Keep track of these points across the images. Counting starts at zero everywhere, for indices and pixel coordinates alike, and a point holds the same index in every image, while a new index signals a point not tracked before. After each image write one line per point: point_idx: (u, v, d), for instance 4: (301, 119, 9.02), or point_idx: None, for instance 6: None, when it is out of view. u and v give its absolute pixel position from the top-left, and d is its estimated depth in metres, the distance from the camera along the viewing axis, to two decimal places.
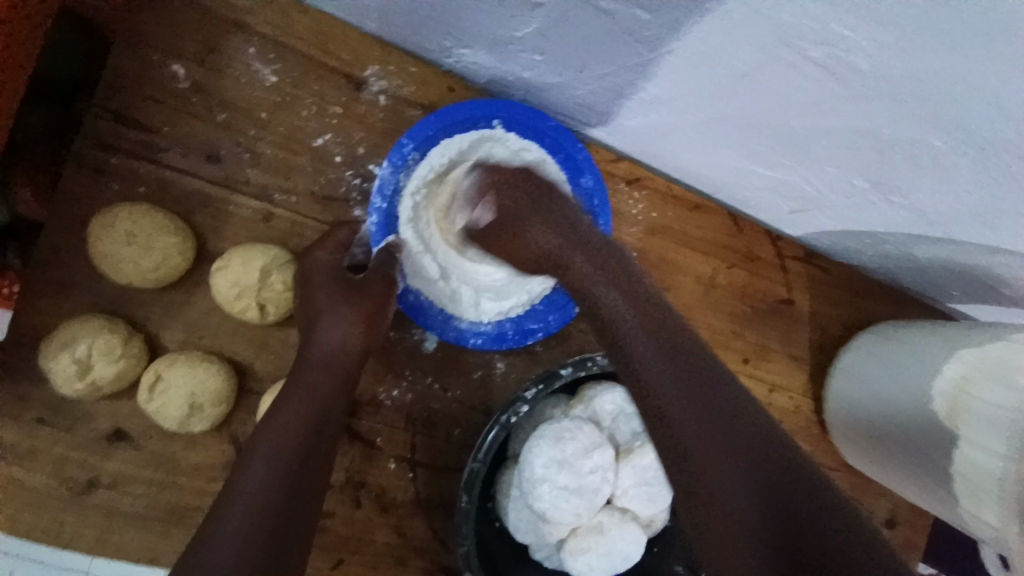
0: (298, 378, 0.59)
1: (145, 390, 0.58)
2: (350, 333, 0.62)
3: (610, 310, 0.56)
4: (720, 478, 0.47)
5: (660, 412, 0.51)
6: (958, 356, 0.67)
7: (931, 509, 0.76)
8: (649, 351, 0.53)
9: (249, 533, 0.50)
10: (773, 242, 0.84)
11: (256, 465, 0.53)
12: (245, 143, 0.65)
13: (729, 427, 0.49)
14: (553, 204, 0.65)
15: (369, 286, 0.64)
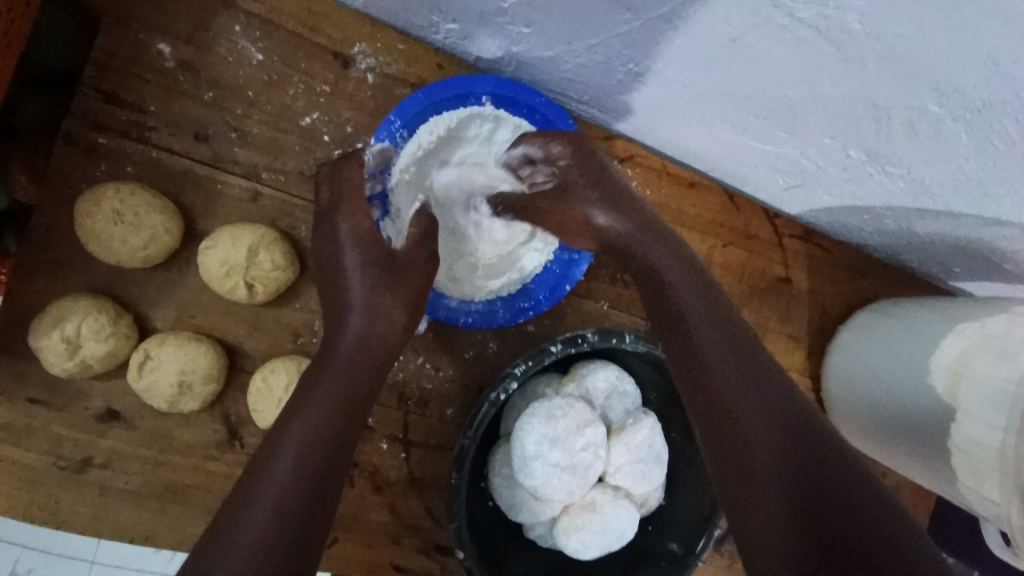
0: (333, 356, 0.58)
1: (135, 369, 0.62)
2: (390, 315, 0.61)
3: (671, 280, 0.62)
4: (754, 440, 0.51)
5: (700, 361, 0.57)
6: (957, 331, 0.77)
7: (941, 486, 0.82)
8: (720, 361, 0.56)
9: (285, 504, 0.49)
10: (771, 220, 0.92)
11: (290, 438, 0.53)
12: (234, 122, 0.67)
13: (781, 430, 0.52)
14: (613, 183, 0.69)
15: (417, 274, 0.63)
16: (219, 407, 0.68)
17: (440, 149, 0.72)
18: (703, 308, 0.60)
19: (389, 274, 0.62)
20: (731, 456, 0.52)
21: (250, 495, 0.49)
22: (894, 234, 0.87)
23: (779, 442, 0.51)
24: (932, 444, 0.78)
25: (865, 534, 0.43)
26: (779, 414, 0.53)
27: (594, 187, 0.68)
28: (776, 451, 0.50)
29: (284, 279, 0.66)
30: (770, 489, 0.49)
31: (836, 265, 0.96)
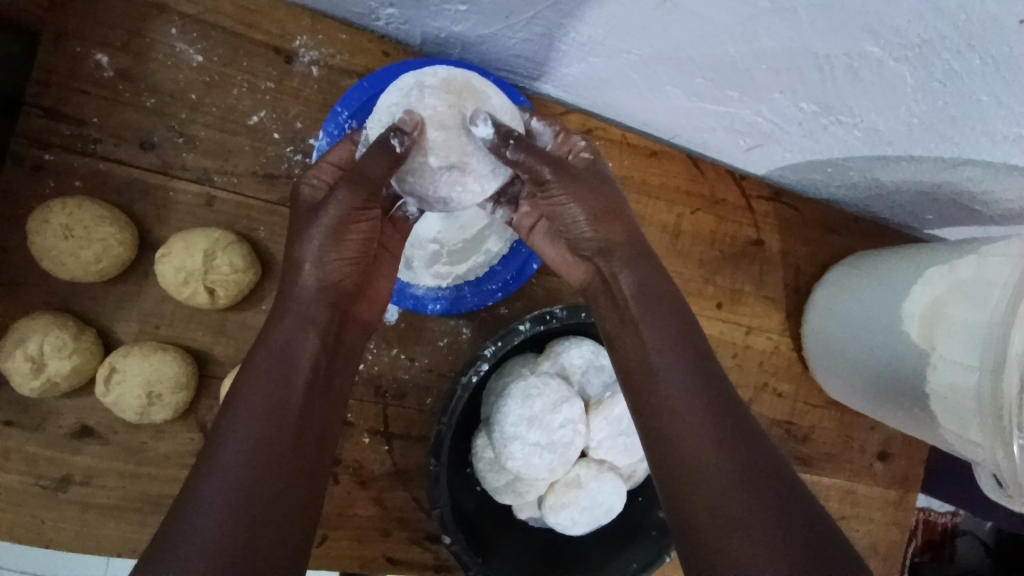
0: (270, 334, 0.57)
1: (102, 383, 0.62)
2: (329, 268, 0.60)
3: (625, 280, 0.62)
4: (700, 444, 0.53)
5: (651, 370, 0.58)
6: (924, 278, 0.76)
7: (924, 433, 0.82)
8: (674, 371, 0.57)
9: (235, 487, 0.48)
10: (737, 183, 0.92)
11: (226, 439, 0.50)
12: (180, 127, 0.67)
13: (728, 433, 0.53)
14: (597, 182, 0.65)
15: (339, 220, 0.58)
16: (192, 415, 0.68)
17: (456, 90, 0.61)
18: (657, 309, 0.60)
19: (320, 230, 0.58)
20: (678, 460, 0.53)
21: (196, 491, 0.48)
22: (861, 186, 0.87)
23: (725, 446, 0.52)
24: (914, 394, 0.78)
25: (806, 540, 0.47)
26: (724, 422, 0.54)
27: (579, 185, 0.63)
28: (723, 458, 0.51)
29: (244, 282, 0.65)
30: (721, 498, 0.50)
31: (808, 223, 0.96)
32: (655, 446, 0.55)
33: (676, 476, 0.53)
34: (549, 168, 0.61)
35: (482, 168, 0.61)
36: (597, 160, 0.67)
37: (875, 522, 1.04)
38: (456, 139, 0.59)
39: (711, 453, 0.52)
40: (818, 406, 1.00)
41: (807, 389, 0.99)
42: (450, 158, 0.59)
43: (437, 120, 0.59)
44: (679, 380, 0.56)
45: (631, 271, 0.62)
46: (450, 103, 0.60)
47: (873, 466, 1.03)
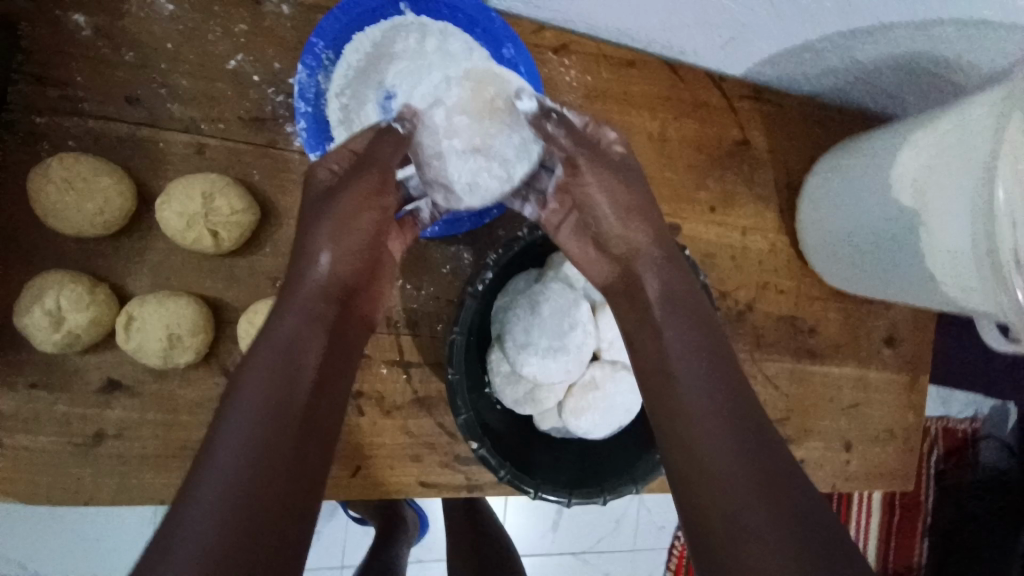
0: (271, 330, 0.59)
1: (123, 331, 0.64)
2: (339, 264, 0.65)
3: (648, 284, 0.68)
4: (709, 438, 0.57)
5: (668, 366, 0.63)
6: (912, 142, 0.76)
7: (931, 301, 0.83)
8: (688, 365, 0.62)
9: (233, 478, 0.50)
10: (718, 86, 0.92)
11: (225, 431, 0.52)
12: (163, 80, 0.68)
13: (737, 427, 0.57)
14: (626, 181, 0.70)
15: (349, 208, 0.64)
16: (214, 360, 0.70)
17: (480, 79, 0.66)
18: (676, 310, 0.66)
19: (329, 218, 0.63)
20: (689, 453, 0.58)
21: (195, 483, 0.50)
22: (840, 71, 0.87)
23: (732, 438, 0.56)
24: (915, 264, 0.78)
25: (802, 528, 0.50)
26: (731, 411, 0.58)
27: (603, 176, 0.69)
28: (730, 447, 0.56)
29: (245, 222, 0.66)
30: (726, 486, 0.54)
31: (792, 119, 0.96)
32: (670, 440, 0.60)
33: (680, 459, 0.59)
34: (581, 155, 0.68)
35: (506, 151, 0.68)
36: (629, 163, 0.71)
37: (891, 407, 1.07)
38: (478, 124, 0.65)
39: (719, 444, 0.56)
40: (821, 299, 1.02)
41: (806, 284, 1.01)
42: (472, 142, 0.65)
43: (464, 108, 0.65)
44: (689, 369, 0.62)
45: (648, 274, 0.68)
46: (474, 93, 0.65)
47: (879, 353, 1.06)
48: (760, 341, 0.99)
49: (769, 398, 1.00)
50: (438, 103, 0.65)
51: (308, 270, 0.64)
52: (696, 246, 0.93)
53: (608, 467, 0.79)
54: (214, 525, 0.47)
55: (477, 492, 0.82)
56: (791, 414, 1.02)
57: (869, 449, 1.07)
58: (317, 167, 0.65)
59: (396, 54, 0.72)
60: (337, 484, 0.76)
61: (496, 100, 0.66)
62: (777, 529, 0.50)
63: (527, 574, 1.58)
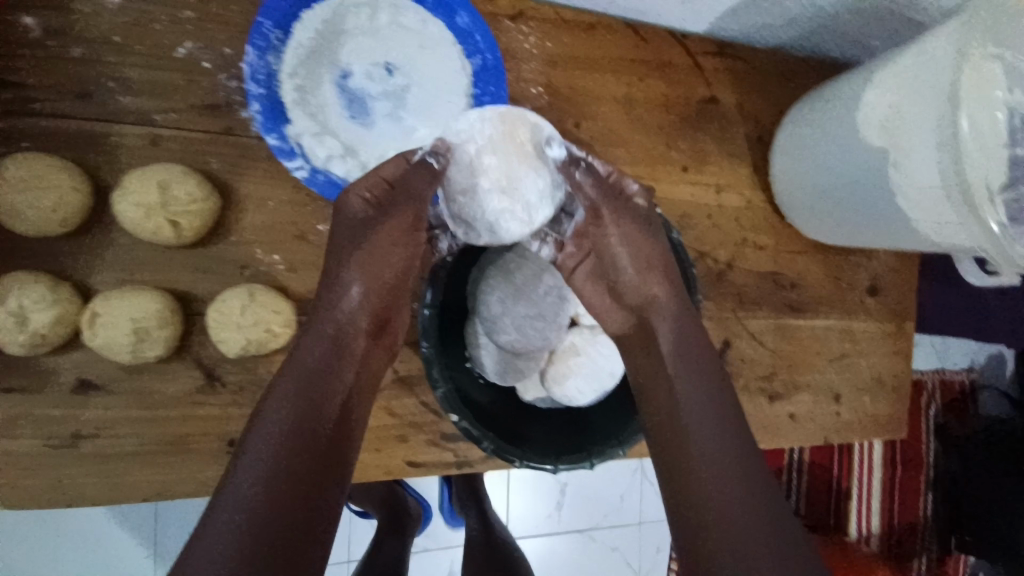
0: (300, 353, 0.63)
1: (88, 327, 0.63)
2: (367, 292, 0.68)
3: (660, 328, 0.69)
4: (703, 450, 0.62)
5: (670, 382, 0.66)
6: (876, 82, 0.75)
7: (913, 245, 0.82)
8: (687, 383, 0.66)
9: (263, 485, 0.54)
10: (681, 44, 0.91)
11: (255, 448, 0.56)
12: (112, 73, 0.67)
13: (728, 441, 0.62)
14: (649, 240, 0.71)
15: (381, 241, 0.68)
16: (188, 353, 0.69)
17: (513, 120, 0.66)
18: (681, 333, 0.69)
19: (364, 247, 0.67)
20: (684, 462, 0.62)
21: (226, 495, 0.53)
22: (802, 18, 0.86)
23: (723, 453, 0.61)
24: (889, 207, 0.77)
25: (777, 534, 0.58)
26: (723, 421, 0.64)
27: (630, 232, 0.70)
28: (720, 460, 0.61)
29: (205, 210, 0.65)
30: (717, 497, 0.59)
31: (760, 72, 0.95)
32: (666, 450, 0.64)
33: (671, 460, 0.63)
34: (603, 207, 0.70)
35: (530, 195, 0.66)
36: (652, 222, 0.71)
37: (878, 356, 1.08)
38: (506, 163, 0.64)
39: (711, 457, 0.61)
40: (801, 253, 1.02)
41: (785, 239, 1.00)
42: (499, 182, 0.64)
43: (494, 149, 0.65)
44: (688, 385, 0.65)
45: (661, 320, 0.69)
46: (507, 134, 0.65)
47: (864, 304, 1.05)
48: (743, 300, 0.99)
49: (756, 356, 1.00)
50: (470, 139, 0.65)
51: (339, 299, 0.67)
52: (671, 208, 0.93)
53: (597, 432, 0.79)
54: (241, 536, 0.51)
55: (466, 469, 0.82)
56: (779, 370, 1.02)
57: (859, 400, 1.07)
58: (347, 198, 0.66)
59: (347, 30, 0.72)
60: None
61: (527, 144, 0.66)
62: (758, 535, 0.57)
63: (536, 555, 1.59)
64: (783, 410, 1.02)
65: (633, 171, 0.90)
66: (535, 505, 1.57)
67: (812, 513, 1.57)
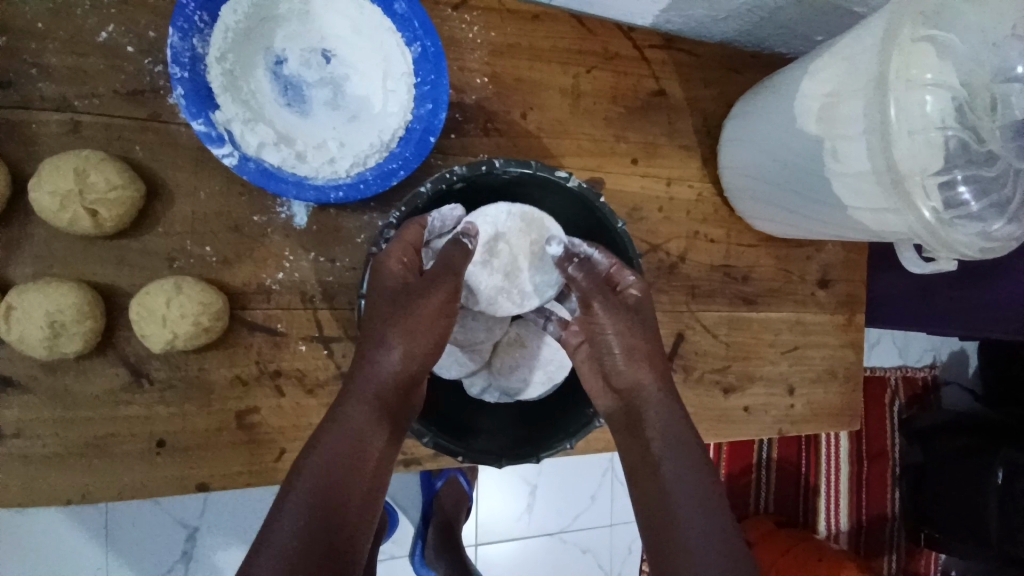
0: (341, 418, 0.60)
1: (2, 321, 0.60)
2: (404, 361, 0.62)
3: (647, 412, 0.66)
4: (690, 543, 0.59)
5: (652, 463, 0.64)
6: (811, 72, 0.77)
7: (856, 234, 0.83)
8: (671, 466, 0.63)
9: (286, 560, 0.50)
10: (627, 36, 0.91)
11: (285, 516, 0.53)
12: (30, 57, 0.64)
13: (717, 528, 0.60)
14: (644, 329, 0.70)
15: (418, 314, 0.63)
16: (113, 348, 0.66)
17: (530, 222, 0.76)
18: (664, 411, 0.66)
19: (402, 314, 0.62)
20: (670, 556, 0.59)
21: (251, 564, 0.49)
22: (744, 10, 0.87)
23: (714, 547, 0.58)
24: (830, 195, 0.78)
25: None
26: (710, 495, 0.61)
27: (624, 322, 0.69)
28: (710, 554, 0.58)
29: (127, 198, 0.63)
30: None
31: (706, 65, 0.96)
32: (651, 540, 0.61)
33: (658, 538, 0.60)
34: (599, 298, 0.70)
35: (527, 286, 0.78)
36: (642, 312, 0.70)
37: (831, 347, 1.09)
38: (515, 259, 0.76)
39: (700, 552, 0.58)
40: (753, 245, 1.02)
41: (737, 230, 1.01)
42: (505, 270, 0.76)
43: (511, 245, 0.76)
44: (673, 455, 0.63)
45: (647, 404, 0.67)
46: (522, 233, 0.76)
47: (816, 295, 1.07)
48: (696, 292, 0.99)
49: (711, 347, 1.01)
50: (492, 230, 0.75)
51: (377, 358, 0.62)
52: (621, 199, 0.93)
53: (546, 428, 0.78)
54: None
55: (413, 467, 0.80)
56: (733, 362, 1.02)
57: (813, 391, 1.08)
58: (384, 259, 0.64)
59: (281, 15, 0.73)
60: (262, 470, 0.72)
61: (535, 246, 0.76)
62: None
63: (505, 558, 1.56)
64: (738, 403, 1.03)
65: (580, 163, 0.90)
66: (503, 508, 1.55)
67: (781, 511, 1.59)
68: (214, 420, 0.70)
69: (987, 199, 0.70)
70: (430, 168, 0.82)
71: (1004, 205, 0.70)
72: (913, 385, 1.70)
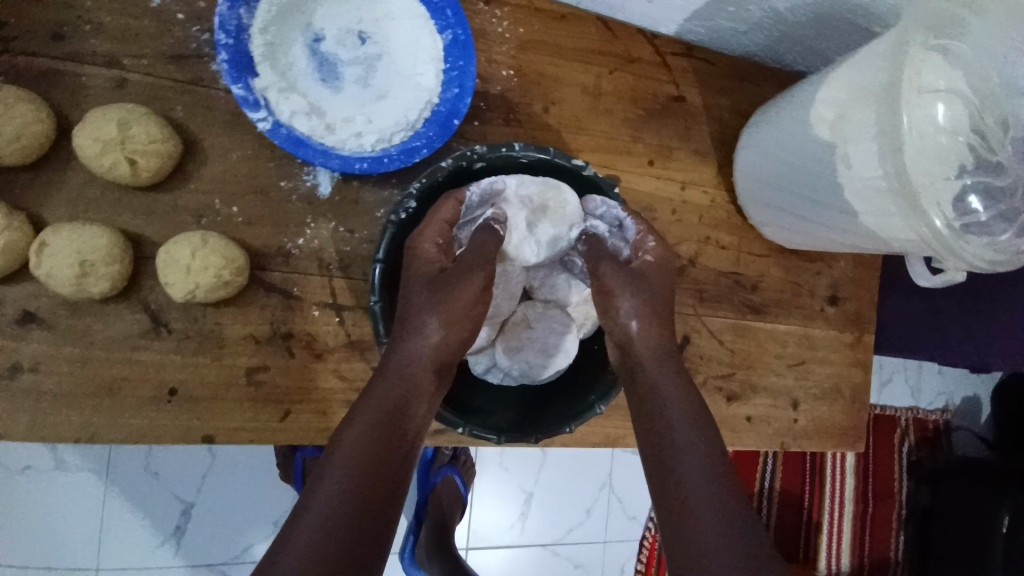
0: (377, 395, 0.62)
1: (34, 255, 0.63)
2: (437, 334, 0.66)
3: (643, 348, 0.70)
4: (681, 447, 0.61)
5: (647, 383, 0.68)
6: (830, 80, 0.78)
7: (868, 245, 0.84)
8: (665, 386, 0.67)
9: (332, 524, 0.50)
10: (650, 42, 0.94)
11: (330, 472, 0.54)
12: (84, 14, 0.68)
13: (708, 443, 0.62)
14: (655, 291, 0.73)
15: (455, 290, 0.66)
16: (136, 294, 0.69)
17: (558, 195, 0.76)
18: (660, 347, 0.70)
19: (440, 294, 0.67)
20: (660, 462, 0.61)
21: (298, 515, 0.51)
22: (763, 24, 0.90)
23: (704, 457, 0.60)
24: (842, 203, 0.79)
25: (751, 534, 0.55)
26: (711, 448, 0.61)
27: (631, 286, 0.72)
28: (697, 462, 0.60)
29: (165, 152, 0.66)
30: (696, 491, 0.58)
31: (724, 75, 0.99)
32: (647, 450, 0.63)
33: (669, 507, 0.58)
34: (606, 261, 0.74)
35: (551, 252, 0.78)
36: (649, 275, 0.74)
37: (837, 365, 1.08)
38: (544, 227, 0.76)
39: (689, 456, 0.60)
40: (763, 255, 1.03)
41: (747, 238, 1.02)
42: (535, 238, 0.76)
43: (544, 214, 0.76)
44: (676, 408, 0.64)
45: (641, 342, 0.70)
46: (551, 204, 0.76)
47: (826, 312, 1.07)
48: (704, 296, 1.00)
49: (715, 353, 1.01)
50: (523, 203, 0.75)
51: (416, 336, 0.66)
52: (635, 198, 0.95)
53: (547, 413, 0.78)
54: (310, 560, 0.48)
55: None
56: (737, 370, 1.02)
57: (816, 408, 1.07)
58: (420, 240, 0.69)
59: None
60: (265, 428, 0.73)
61: (562, 216, 0.76)
62: (735, 534, 0.54)
63: (495, 565, 1.54)
64: (740, 412, 1.02)
65: (596, 159, 0.92)
66: (497, 514, 1.53)
67: (782, 541, 1.54)
68: (224, 374, 0.72)
69: (996, 208, 0.71)
70: (451, 150, 0.85)
71: (1013, 216, 0.71)
72: (922, 425, 1.67)
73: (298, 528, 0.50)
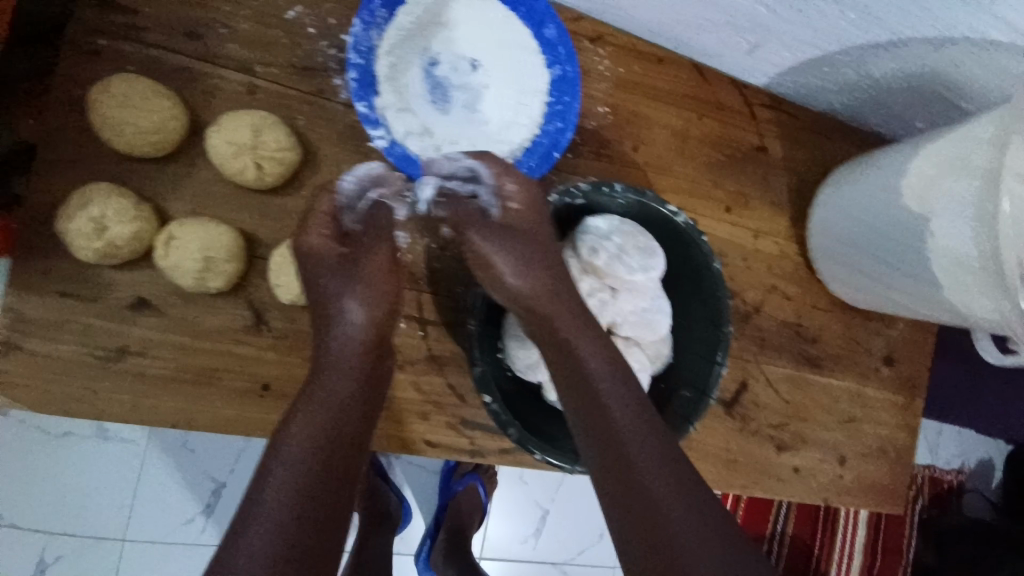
0: (315, 392, 0.62)
1: (161, 247, 0.66)
2: (370, 317, 0.67)
3: (586, 355, 0.66)
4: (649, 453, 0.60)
5: (592, 392, 0.64)
6: (923, 153, 0.80)
7: (941, 316, 0.86)
8: (610, 393, 0.64)
9: (284, 530, 0.53)
10: (739, 91, 0.97)
11: (275, 476, 0.56)
12: (222, 19, 0.71)
13: (667, 445, 0.62)
14: (511, 234, 0.71)
15: (371, 274, 0.69)
16: (242, 290, 0.72)
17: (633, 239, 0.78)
18: (587, 333, 0.68)
19: (358, 280, 0.68)
20: (626, 474, 0.59)
21: (247, 522, 0.53)
22: (855, 87, 0.92)
23: (666, 461, 0.60)
24: (924, 272, 0.81)
25: (722, 528, 0.57)
26: (670, 449, 0.61)
27: (501, 238, 0.70)
28: (660, 468, 0.59)
29: (288, 159, 0.70)
30: (665, 500, 0.57)
31: (806, 130, 1.01)
32: (608, 461, 0.61)
33: (640, 521, 0.57)
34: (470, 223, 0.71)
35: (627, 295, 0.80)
36: (511, 223, 0.72)
37: (885, 426, 1.09)
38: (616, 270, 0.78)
39: (655, 463, 0.60)
40: (826, 309, 1.05)
41: (811, 291, 1.04)
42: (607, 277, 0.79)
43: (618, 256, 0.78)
44: (626, 417, 0.62)
45: (579, 344, 0.66)
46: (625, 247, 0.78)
47: (880, 372, 1.08)
48: (764, 344, 1.01)
49: (770, 401, 1.02)
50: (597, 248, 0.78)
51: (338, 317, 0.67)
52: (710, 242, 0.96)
53: None
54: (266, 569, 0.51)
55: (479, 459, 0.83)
56: (790, 421, 1.03)
57: (862, 465, 1.08)
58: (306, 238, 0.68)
59: (444, 22, 0.78)
60: None
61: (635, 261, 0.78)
62: (710, 534, 0.56)
63: None
64: (788, 462, 1.03)
65: (677, 201, 0.94)
66: (515, 529, 1.55)
67: None
68: None
69: None
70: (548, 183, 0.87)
71: None
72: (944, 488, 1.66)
73: (244, 540, 0.52)
